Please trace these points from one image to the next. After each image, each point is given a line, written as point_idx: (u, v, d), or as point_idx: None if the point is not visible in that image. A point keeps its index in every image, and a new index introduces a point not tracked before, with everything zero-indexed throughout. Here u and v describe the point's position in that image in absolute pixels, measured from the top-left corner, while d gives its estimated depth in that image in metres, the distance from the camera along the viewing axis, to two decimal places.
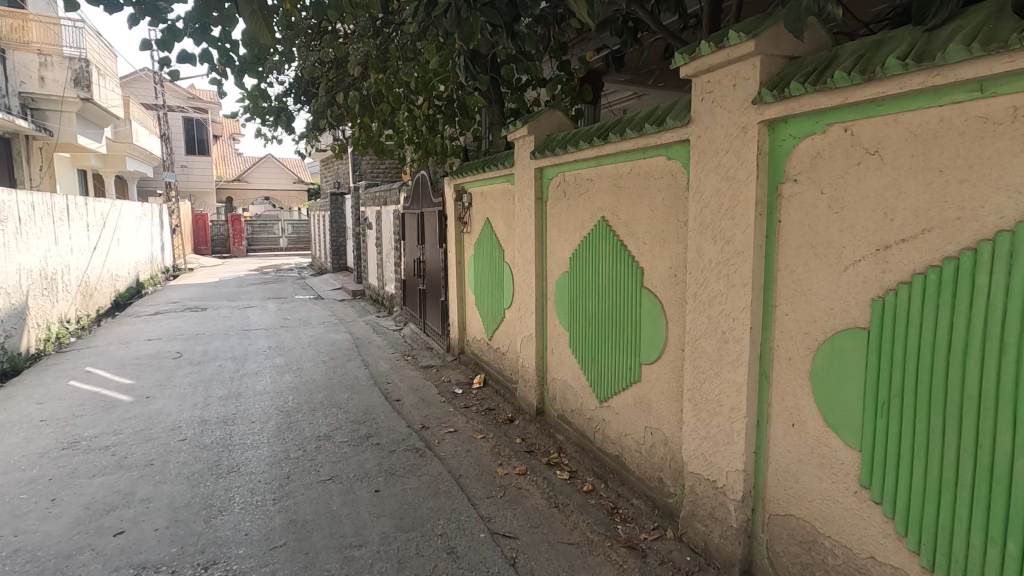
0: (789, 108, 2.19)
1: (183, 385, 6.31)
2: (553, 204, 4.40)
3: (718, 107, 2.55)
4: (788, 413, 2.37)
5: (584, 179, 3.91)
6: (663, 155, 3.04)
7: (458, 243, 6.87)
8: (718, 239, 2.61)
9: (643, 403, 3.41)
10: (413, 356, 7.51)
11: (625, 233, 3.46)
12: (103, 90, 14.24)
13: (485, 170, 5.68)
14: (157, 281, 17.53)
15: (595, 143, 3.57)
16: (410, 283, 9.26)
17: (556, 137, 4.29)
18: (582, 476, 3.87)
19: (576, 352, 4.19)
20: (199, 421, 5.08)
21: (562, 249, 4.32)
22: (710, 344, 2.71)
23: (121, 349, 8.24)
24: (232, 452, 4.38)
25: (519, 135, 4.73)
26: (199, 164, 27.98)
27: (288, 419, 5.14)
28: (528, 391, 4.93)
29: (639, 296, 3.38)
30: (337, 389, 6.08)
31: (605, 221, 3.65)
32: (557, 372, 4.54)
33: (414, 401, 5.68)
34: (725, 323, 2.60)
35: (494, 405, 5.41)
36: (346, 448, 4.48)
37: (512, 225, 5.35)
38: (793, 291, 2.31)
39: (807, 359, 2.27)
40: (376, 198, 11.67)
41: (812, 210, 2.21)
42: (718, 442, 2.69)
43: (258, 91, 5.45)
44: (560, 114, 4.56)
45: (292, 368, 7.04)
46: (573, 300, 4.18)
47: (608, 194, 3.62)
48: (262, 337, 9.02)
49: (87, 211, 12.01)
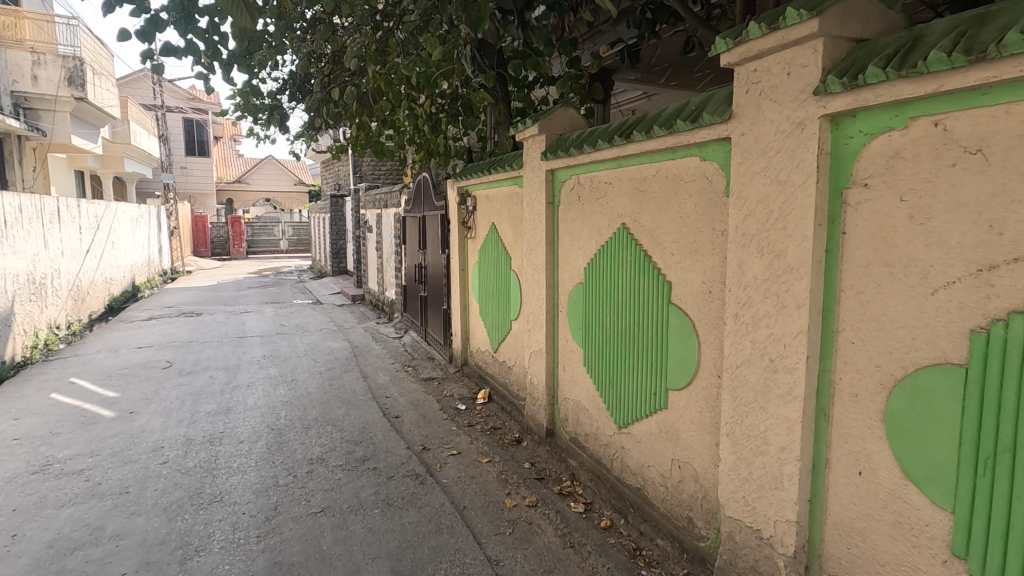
0: (864, 99, 1.83)
1: (170, 399, 5.95)
2: (566, 210, 4.04)
3: (767, 100, 2.20)
4: (852, 458, 2.02)
5: (601, 182, 3.56)
6: (696, 156, 2.70)
7: (461, 250, 6.52)
8: (766, 253, 2.26)
9: (670, 432, 3.05)
10: (413, 367, 7.16)
11: (649, 243, 3.12)
12: (99, 90, 13.93)
13: (491, 173, 5.33)
14: (153, 284, 17.23)
15: (616, 143, 3.22)
16: (411, 289, 8.92)
17: (569, 137, 3.94)
18: (599, 510, 3.50)
19: (592, 370, 3.84)
20: (183, 441, 4.73)
21: (575, 259, 3.96)
22: (755, 374, 2.35)
23: (109, 358, 7.88)
24: (216, 478, 4.03)
25: (529, 135, 4.38)
26: (199, 166, 27.71)
27: (279, 438, 4.80)
28: (537, 410, 4.57)
29: (665, 313, 3.02)
30: (333, 404, 5.73)
31: (626, 228, 3.30)
32: (569, 392, 4.18)
33: (414, 418, 5.32)
34: (775, 350, 2.24)
35: (500, 424, 5.05)
36: (341, 473, 4.13)
37: (519, 231, 5.00)
38: (862, 316, 1.95)
39: (879, 398, 1.92)
40: (376, 201, 11.33)
41: (887, 221, 1.85)
42: (763, 487, 2.34)
43: (249, 87, 5.10)
44: (572, 111, 4.20)
45: (286, 380, 6.68)
46: (589, 313, 3.82)
47: (629, 198, 3.27)
48: (257, 345, 8.68)
49: (80, 213, 11.69)
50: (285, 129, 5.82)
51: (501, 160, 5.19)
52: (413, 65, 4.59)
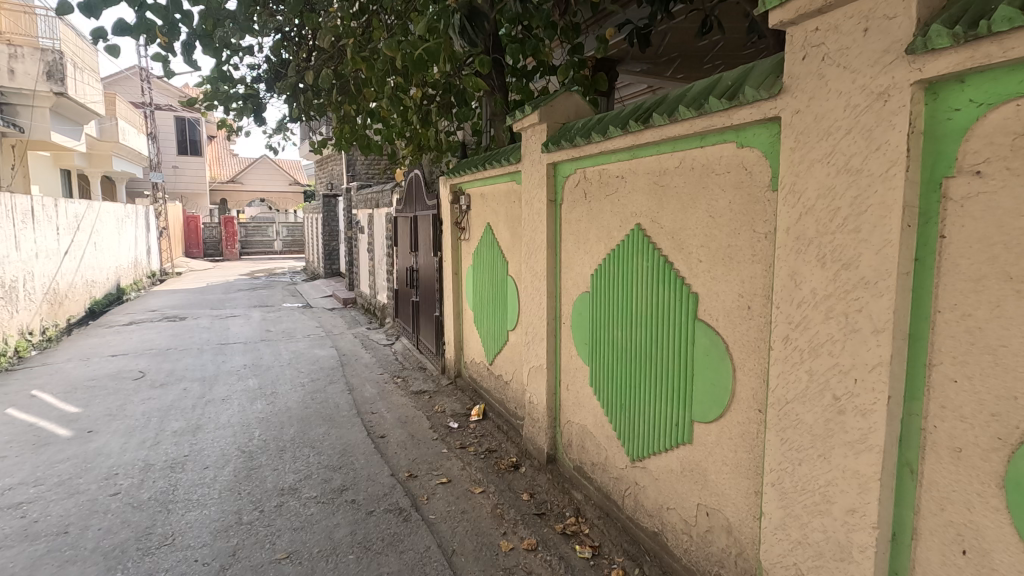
0: (985, 54, 1.36)
1: (135, 416, 5.45)
2: (569, 208, 3.56)
3: (834, 66, 1.73)
4: (950, 531, 1.55)
5: (612, 176, 3.07)
6: (732, 142, 2.23)
7: (455, 252, 6.04)
8: (829, 261, 1.78)
9: (695, 471, 2.58)
10: (403, 378, 6.67)
11: (670, 246, 2.65)
12: (81, 85, 13.38)
13: (486, 168, 4.86)
14: (140, 286, 16.75)
15: (631, 129, 2.74)
16: (403, 293, 8.43)
17: (574, 125, 3.46)
18: (609, 556, 3.03)
19: (600, 393, 3.35)
20: (141, 467, 4.23)
21: (581, 264, 3.48)
22: (812, 413, 1.87)
23: (78, 367, 7.36)
24: (170, 515, 3.53)
25: (528, 124, 3.90)
26: (191, 165, 27.19)
27: (250, 463, 4.30)
28: (537, 433, 4.09)
29: (690, 331, 2.54)
30: (313, 422, 5.23)
31: (642, 230, 2.84)
32: (573, 414, 3.70)
33: (401, 438, 4.84)
34: (841, 385, 1.77)
35: (495, 446, 4.56)
36: (314, 508, 3.64)
37: (517, 232, 4.51)
38: (969, 347, 1.48)
39: (995, 457, 1.45)
40: (368, 201, 10.86)
41: (1012, 221, 1.38)
42: (823, 556, 1.86)
43: (217, 72, 4.60)
44: (577, 97, 3.71)
45: (265, 393, 6.18)
46: (596, 327, 3.34)
47: (646, 195, 2.80)
48: (239, 353, 8.17)
49: (58, 213, 11.16)
50: (261, 120, 5.33)
51: (497, 154, 4.71)
52: (397, 47, 4.19)
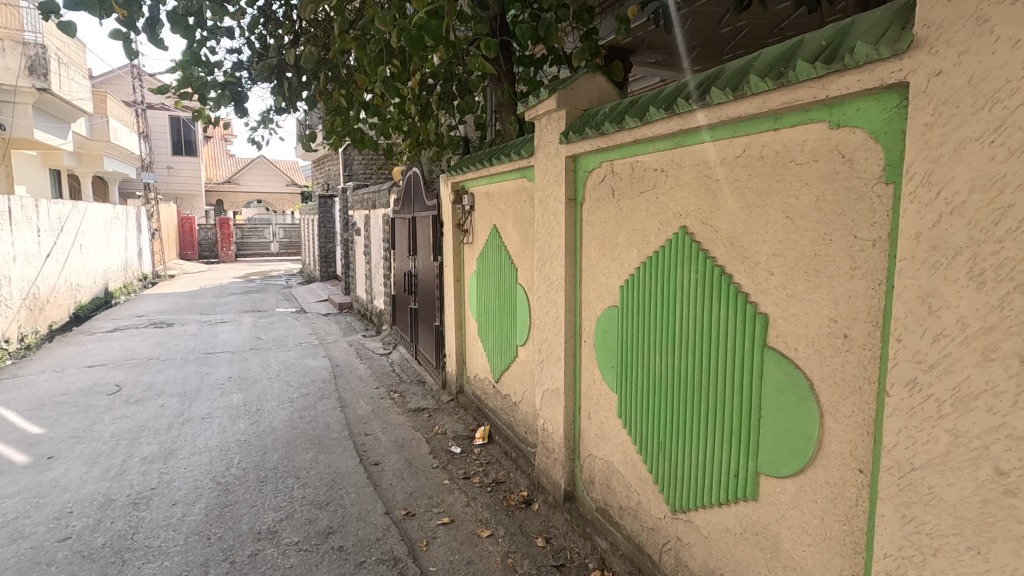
0: None
1: (103, 438, 4.91)
2: (592, 209, 3.05)
3: (1004, 4, 1.22)
4: None
5: (649, 170, 2.56)
6: (824, 122, 1.72)
7: (457, 256, 5.54)
8: (991, 282, 1.27)
9: (762, 535, 2.07)
10: (400, 393, 6.16)
11: (729, 255, 2.14)
12: (66, 81, 12.82)
13: (493, 164, 4.34)
14: (130, 290, 16.23)
15: (679, 109, 2.23)
16: (400, 300, 7.93)
17: (599, 111, 2.94)
18: None
19: (631, 426, 2.84)
20: (100, 504, 3.71)
21: (607, 273, 2.97)
22: (958, 488, 1.36)
23: (51, 381, 6.82)
24: (124, 569, 3.01)
25: (542, 112, 3.39)
26: (186, 166, 26.67)
27: (225, 498, 3.78)
28: (552, 466, 3.58)
29: (756, 363, 2.04)
30: (300, 446, 4.71)
31: (689, 235, 2.33)
32: (597, 447, 3.18)
33: (398, 465, 4.32)
34: (1010, 455, 1.26)
35: (503, 476, 4.05)
36: (295, 558, 3.12)
37: (528, 234, 4.01)
38: None
39: None
40: (365, 202, 10.36)
41: None
42: None
43: (189, 56, 4.08)
44: (600, 79, 3.21)
45: (249, 410, 5.65)
46: (626, 349, 2.84)
47: (695, 191, 2.29)
48: (225, 364, 7.64)
49: (39, 215, 10.61)
50: (242, 112, 4.80)
51: (505, 147, 4.20)
52: (391, 22, 3.68)
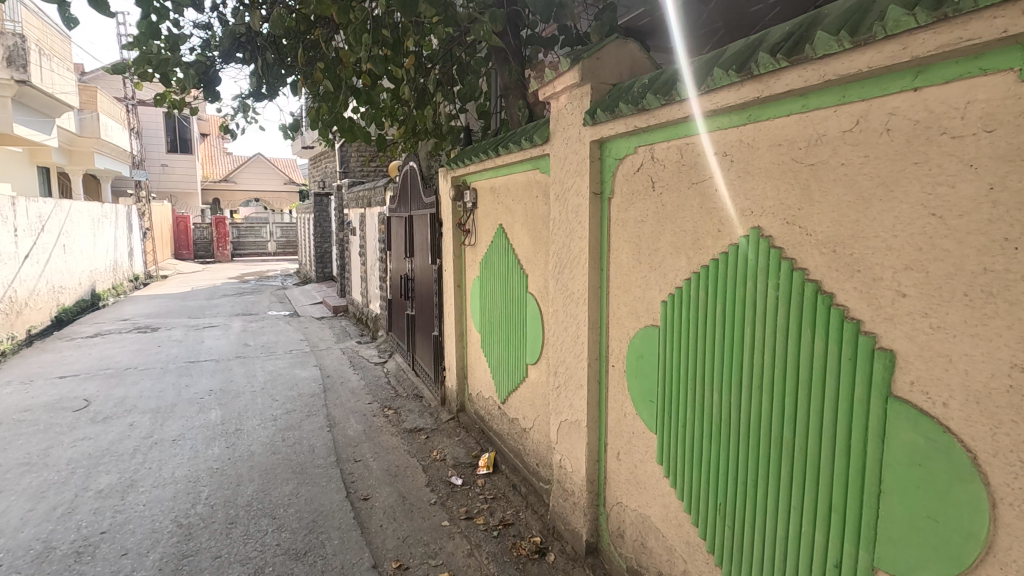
0: None
1: (58, 466, 4.34)
2: (624, 205, 2.48)
3: None
4: None
5: (706, 154, 1.99)
6: (1011, 72, 1.15)
7: (458, 259, 4.96)
8: None
9: None
10: (395, 409, 5.59)
11: (832, 268, 1.56)
12: (48, 73, 12.17)
13: (499, 154, 3.77)
14: (120, 291, 15.66)
15: (758, 68, 1.66)
16: (396, 305, 7.35)
17: (635, 83, 2.36)
18: None
19: (677, 475, 2.26)
20: (36, 555, 3.13)
21: (644, 285, 2.39)
22: None
23: (14, 394, 6.24)
24: None
25: (559, 89, 2.81)
26: (181, 164, 26.07)
27: (184, 547, 3.20)
28: (571, 511, 3.01)
29: (875, 423, 1.46)
30: (280, 475, 4.14)
31: (767, 239, 1.75)
32: (628, 495, 2.61)
33: (390, 501, 3.75)
34: None
35: (511, 517, 3.48)
36: None
37: (541, 235, 3.43)
38: None
39: None
40: (360, 200, 9.75)
41: None
42: None
43: (145, 27, 3.49)
44: (634, 46, 2.64)
45: (227, 430, 5.08)
46: (670, 380, 2.27)
47: (776, 182, 1.72)
48: (206, 374, 7.06)
49: (16, 213, 10.01)
50: (214, 97, 4.23)
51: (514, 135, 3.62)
52: None
